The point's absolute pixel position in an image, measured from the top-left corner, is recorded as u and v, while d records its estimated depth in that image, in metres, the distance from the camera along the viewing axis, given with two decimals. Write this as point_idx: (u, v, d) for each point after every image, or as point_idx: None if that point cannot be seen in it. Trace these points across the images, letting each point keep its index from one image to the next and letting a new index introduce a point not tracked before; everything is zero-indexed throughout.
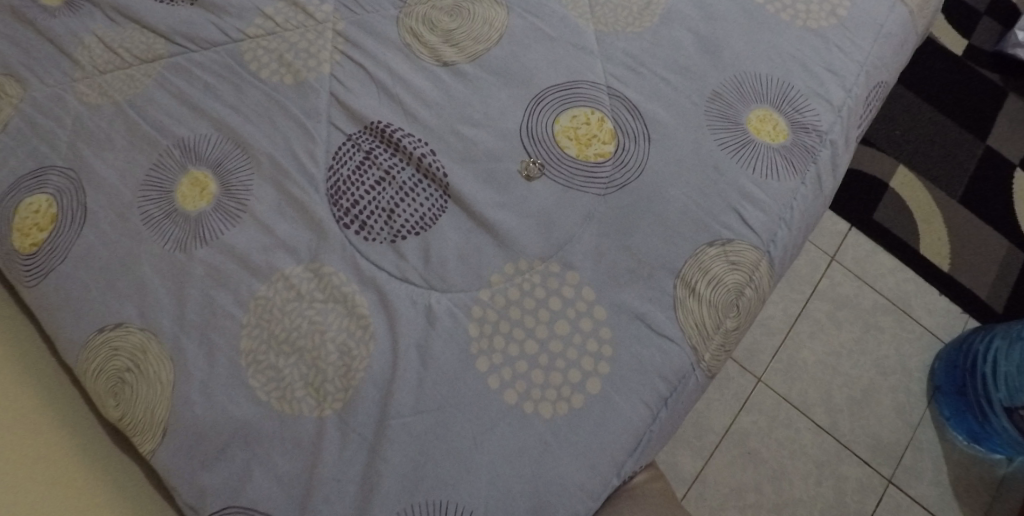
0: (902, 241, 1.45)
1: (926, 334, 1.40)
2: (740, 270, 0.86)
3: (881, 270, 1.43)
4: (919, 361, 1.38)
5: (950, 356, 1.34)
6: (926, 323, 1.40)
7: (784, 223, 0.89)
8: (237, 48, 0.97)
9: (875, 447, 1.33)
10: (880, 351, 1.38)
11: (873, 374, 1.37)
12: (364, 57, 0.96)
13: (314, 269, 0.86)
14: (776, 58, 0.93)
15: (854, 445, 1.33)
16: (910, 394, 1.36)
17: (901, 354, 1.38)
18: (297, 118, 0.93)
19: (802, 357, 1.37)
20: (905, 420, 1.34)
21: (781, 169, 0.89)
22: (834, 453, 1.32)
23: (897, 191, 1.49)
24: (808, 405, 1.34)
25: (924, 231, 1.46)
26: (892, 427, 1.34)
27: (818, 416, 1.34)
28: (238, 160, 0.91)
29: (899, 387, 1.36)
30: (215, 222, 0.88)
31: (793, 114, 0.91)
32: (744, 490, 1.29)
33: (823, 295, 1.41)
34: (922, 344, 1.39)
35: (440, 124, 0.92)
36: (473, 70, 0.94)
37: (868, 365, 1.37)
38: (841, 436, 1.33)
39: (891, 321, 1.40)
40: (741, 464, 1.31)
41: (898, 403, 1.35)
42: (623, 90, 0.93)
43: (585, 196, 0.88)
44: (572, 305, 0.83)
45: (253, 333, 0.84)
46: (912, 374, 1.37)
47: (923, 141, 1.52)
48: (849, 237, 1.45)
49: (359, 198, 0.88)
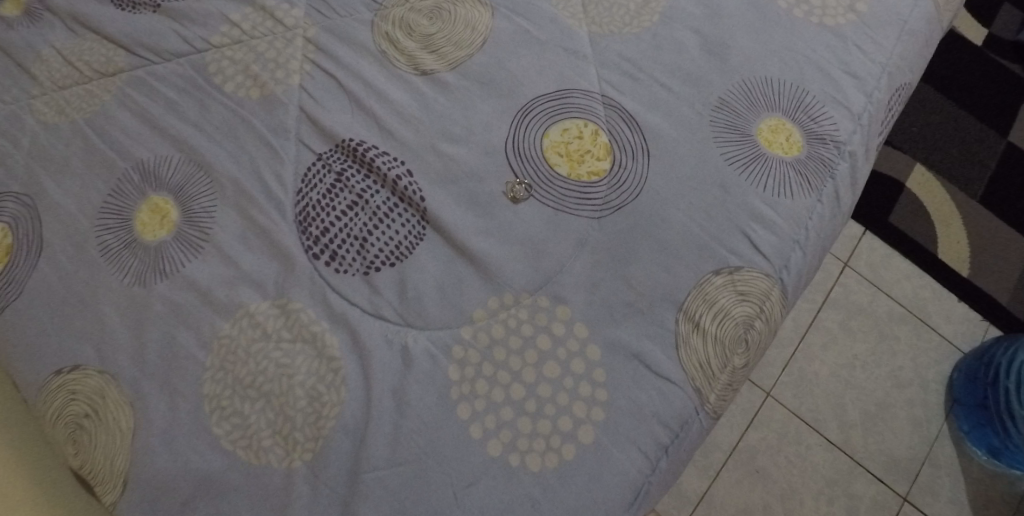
0: (920, 245, 1.35)
1: (945, 343, 1.30)
2: (750, 301, 0.78)
3: (897, 277, 1.33)
4: (937, 372, 1.28)
5: (970, 367, 1.24)
6: (943, 332, 1.30)
7: (798, 246, 0.80)
8: (201, 59, 0.90)
9: (890, 464, 1.24)
10: (896, 362, 1.28)
11: (888, 387, 1.27)
12: (336, 68, 0.88)
13: (282, 305, 0.79)
14: (789, 60, 0.83)
15: (868, 462, 1.24)
16: (927, 408, 1.26)
17: (918, 366, 1.28)
18: (263, 136, 0.85)
19: (814, 370, 1.28)
20: (921, 435, 1.25)
21: (795, 185, 0.80)
22: (845, 471, 1.23)
23: (914, 192, 1.38)
24: (820, 421, 1.25)
25: (943, 235, 1.36)
26: (907, 443, 1.25)
27: (829, 433, 1.25)
28: (200, 184, 0.84)
29: (916, 400, 1.27)
30: (176, 254, 0.81)
31: (809, 123, 0.82)
32: (752, 510, 1.21)
33: (835, 304, 1.31)
34: (940, 354, 1.29)
35: (418, 141, 0.84)
36: (455, 80, 0.86)
37: (884, 378, 1.28)
38: (854, 452, 1.24)
39: (909, 331, 1.30)
40: (750, 483, 1.22)
41: (915, 416, 1.26)
42: (619, 99, 0.84)
43: (577, 220, 0.80)
44: (562, 344, 0.76)
45: (217, 377, 0.78)
46: (929, 387, 1.27)
47: (950, 133, 1.42)
48: (864, 241, 1.35)
49: (330, 226, 0.80)
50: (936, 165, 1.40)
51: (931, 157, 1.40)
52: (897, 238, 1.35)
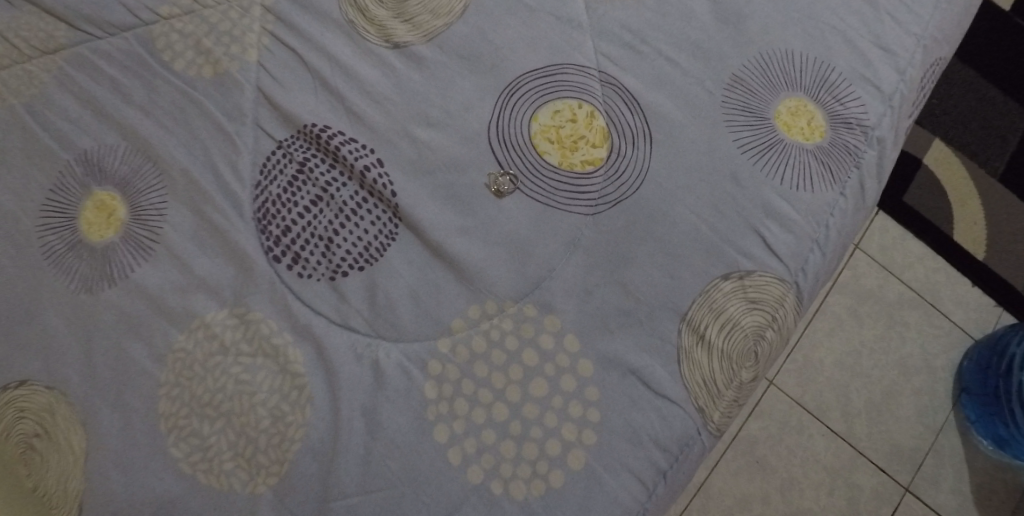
0: (934, 226, 1.22)
1: (956, 330, 1.19)
2: (762, 310, 0.69)
3: (909, 259, 1.21)
4: (945, 361, 1.17)
5: (982, 356, 1.14)
6: (955, 318, 1.19)
7: (817, 247, 0.71)
8: (149, 32, 0.80)
9: (892, 453, 1.14)
10: (904, 349, 1.17)
11: (896, 375, 1.16)
12: (297, 41, 0.78)
13: (240, 315, 0.71)
14: (813, 31, 0.73)
15: (870, 452, 1.14)
16: (934, 396, 1.16)
17: (927, 354, 1.18)
18: (217, 121, 0.76)
19: (819, 357, 1.17)
20: (926, 424, 1.15)
21: (816, 177, 0.71)
22: (847, 461, 1.13)
23: (930, 169, 1.25)
24: (823, 409, 1.15)
25: (959, 215, 1.23)
26: (912, 433, 1.15)
27: (832, 422, 1.14)
28: (149, 178, 0.75)
29: (923, 388, 1.16)
30: (125, 257, 0.73)
31: (834, 104, 0.72)
32: (750, 502, 1.11)
33: (842, 288, 1.19)
34: (950, 341, 1.18)
35: (389, 125, 0.75)
36: (432, 54, 0.77)
37: (890, 365, 1.17)
38: (857, 442, 1.14)
39: (918, 317, 1.19)
40: (750, 473, 1.12)
41: (921, 406, 1.16)
42: (621, 76, 0.75)
43: (569, 216, 0.71)
44: (550, 360, 0.68)
45: (173, 394, 0.71)
46: (937, 375, 1.17)
47: (979, 98, 1.27)
48: (877, 219, 1.23)
49: (291, 225, 0.72)
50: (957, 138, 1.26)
51: (960, 122, 1.27)
52: (910, 218, 1.22)
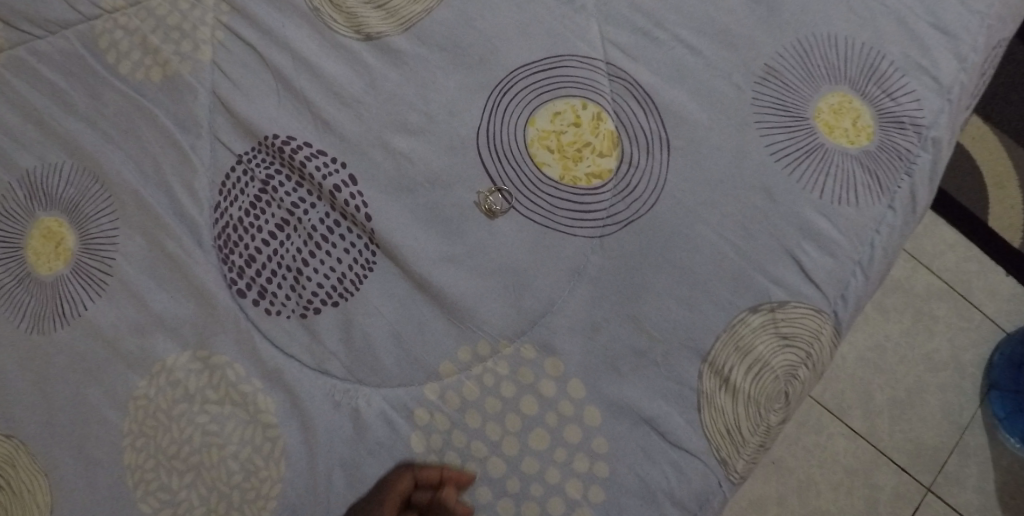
0: (967, 209, 1.05)
1: (987, 323, 1.03)
2: (796, 346, 0.60)
3: (937, 246, 1.05)
4: (974, 355, 1.02)
5: (1016, 350, 1.00)
6: (985, 310, 1.03)
7: (859, 270, 0.62)
8: (92, 29, 0.71)
9: (914, 452, 1.00)
10: (930, 343, 1.02)
11: (921, 371, 1.02)
12: (256, 35, 0.69)
13: (204, 358, 0.63)
14: (860, 10, 0.63)
15: (892, 452, 1.00)
16: (962, 394, 1.01)
17: (954, 347, 1.02)
18: (169, 133, 0.68)
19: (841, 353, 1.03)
20: (952, 422, 1.01)
21: (861, 188, 0.61)
22: (868, 461, 1.00)
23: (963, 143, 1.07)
24: (844, 407, 1.01)
25: (994, 198, 1.06)
26: (938, 431, 1.01)
27: (852, 420, 1.01)
28: (98, 201, 0.67)
29: (950, 385, 1.02)
30: (75, 292, 0.66)
31: (884, 99, 0.62)
32: (765, 503, 1.00)
33: None
34: (980, 335, 1.02)
35: (363, 133, 0.66)
36: (409, 46, 0.67)
37: (914, 360, 1.02)
38: (878, 441, 1.01)
39: (947, 309, 1.03)
40: (764, 474, 1.01)
41: (947, 404, 1.01)
42: (632, 69, 0.65)
43: (573, 240, 0.62)
44: (552, 408, 0.60)
45: (137, 445, 0.64)
46: (965, 370, 1.02)
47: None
48: None
49: (257, 254, 0.64)
50: (993, 112, 1.07)
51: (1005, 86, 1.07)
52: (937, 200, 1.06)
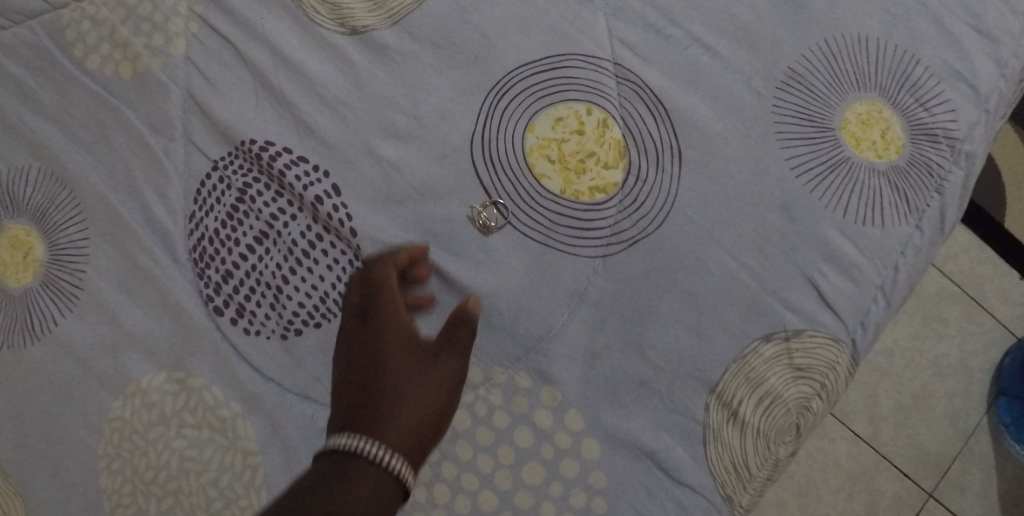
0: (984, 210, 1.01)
1: (998, 328, 0.97)
2: (810, 378, 0.56)
3: (950, 248, 0.99)
4: (983, 360, 0.97)
5: None
6: (998, 314, 0.97)
7: (880, 295, 0.57)
8: (58, 19, 0.66)
9: (917, 457, 0.94)
10: (938, 348, 0.96)
11: (927, 375, 0.96)
12: (233, 29, 0.64)
13: (180, 380, 0.60)
14: (893, 9, 0.58)
15: (895, 457, 0.94)
16: (969, 400, 0.96)
17: (963, 352, 0.97)
18: (139, 135, 0.63)
19: None
20: (957, 428, 0.95)
21: (887, 207, 0.57)
22: (869, 467, 0.94)
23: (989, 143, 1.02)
24: (848, 411, 0.95)
25: (1012, 201, 1.02)
26: (943, 436, 0.95)
27: (856, 426, 0.95)
28: (67, 208, 0.63)
29: (957, 390, 0.96)
30: (45, 307, 0.62)
31: (916, 109, 0.57)
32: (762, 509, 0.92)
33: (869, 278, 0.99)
34: (991, 339, 0.97)
35: (348, 140, 0.61)
36: (398, 42, 0.61)
37: (921, 364, 0.96)
38: (881, 446, 0.94)
39: (959, 312, 0.97)
40: None
41: (953, 409, 0.95)
42: (642, 70, 0.59)
43: (573, 260, 0.57)
44: (547, 440, 0.56)
45: (113, 469, 0.60)
46: (973, 376, 0.96)
47: None
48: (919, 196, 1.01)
49: (234, 269, 0.60)
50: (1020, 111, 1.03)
51: None
52: None
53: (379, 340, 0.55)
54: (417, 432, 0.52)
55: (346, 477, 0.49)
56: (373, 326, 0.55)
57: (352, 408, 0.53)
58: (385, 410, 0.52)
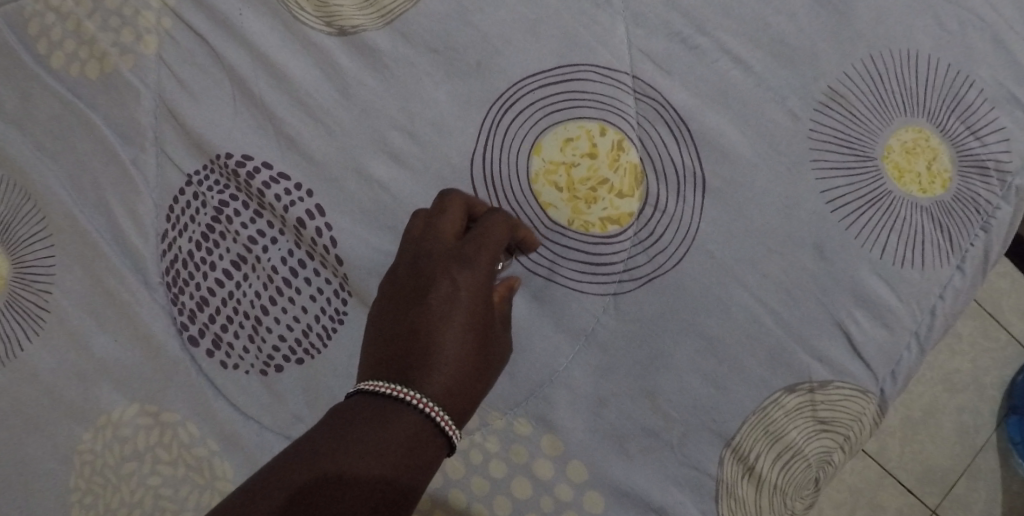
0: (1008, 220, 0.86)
1: (1012, 345, 0.83)
2: (834, 431, 0.51)
3: None
4: (996, 377, 0.83)
5: None
6: (1012, 329, 0.83)
7: (914, 342, 0.52)
8: (20, 10, 0.60)
9: (924, 475, 0.81)
10: (950, 363, 0.83)
11: (936, 390, 0.82)
12: (210, 27, 0.57)
13: (153, 414, 0.56)
14: (948, 23, 0.51)
15: (900, 473, 0.81)
16: (978, 418, 0.82)
17: (975, 368, 0.83)
18: (110, 145, 0.58)
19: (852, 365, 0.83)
20: (965, 447, 0.81)
21: (928, 247, 0.51)
22: (873, 482, 0.80)
23: None
24: None
25: None
26: (950, 453, 0.81)
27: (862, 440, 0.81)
28: (31, 223, 0.59)
29: (967, 407, 0.82)
30: (9, 330, 0.58)
31: (967, 137, 0.51)
32: None
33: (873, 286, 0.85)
34: (1004, 357, 0.83)
35: (335, 157, 0.55)
36: (391, 46, 0.55)
37: (930, 377, 0.82)
38: (886, 461, 0.81)
39: (971, 327, 0.83)
40: None
41: (962, 426, 0.81)
42: (664, 86, 0.53)
43: (581, 299, 0.53)
44: (548, 491, 0.52)
45: (85, 503, 0.56)
46: (985, 393, 0.82)
47: None
48: None
49: (210, 294, 0.56)
50: None
51: None
52: None
53: (462, 279, 0.46)
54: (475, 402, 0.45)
55: (397, 423, 0.42)
56: (469, 258, 0.47)
57: (415, 341, 0.45)
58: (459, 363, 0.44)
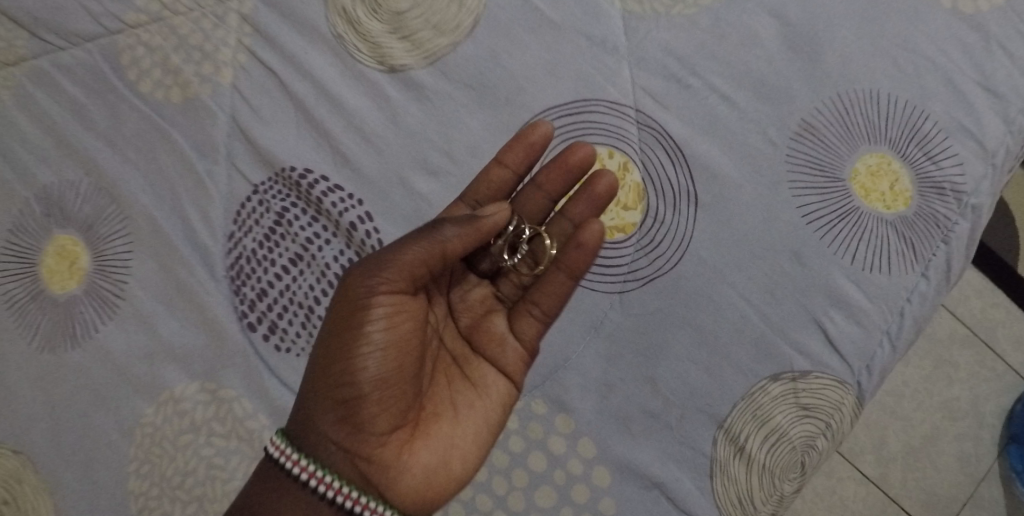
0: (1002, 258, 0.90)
1: (1010, 375, 0.86)
2: (816, 417, 0.58)
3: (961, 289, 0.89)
4: (996, 405, 0.85)
5: None
6: (1009, 359, 0.86)
7: (886, 340, 0.59)
8: (113, 43, 0.70)
9: (927, 502, 0.84)
10: (948, 391, 0.86)
11: (937, 418, 0.85)
12: (279, 61, 0.67)
13: (211, 391, 0.63)
14: (905, 67, 0.60)
15: (904, 500, 0.84)
16: (980, 447, 0.84)
17: (975, 396, 0.86)
18: (187, 158, 0.67)
19: None
20: (968, 475, 0.84)
21: (894, 256, 0.58)
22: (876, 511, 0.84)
23: None
24: (855, 451, 0.85)
25: None
26: (952, 480, 0.84)
27: (864, 466, 0.85)
28: (113, 222, 0.67)
29: (968, 435, 0.85)
30: (88, 314, 0.66)
31: (925, 162, 0.59)
32: None
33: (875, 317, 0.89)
34: (1002, 386, 0.86)
35: (384, 173, 0.64)
36: (433, 81, 0.65)
37: (931, 405, 0.85)
38: (889, 488, 0.84)
39: (969, 355, 0.86)
40: None
41: (964, 454, 0.84)
42: (663, 118, 0.62)
43: (591, 295, 0.61)
44: (560, 466, 0.59)
45: (143, 472, 0.63)
46: (984, 421, 0.85)
47: None
48: None
49: (268, 287, 0.64)
50: None
51: None
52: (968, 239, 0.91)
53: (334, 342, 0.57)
54: (363, 448, 0.54)
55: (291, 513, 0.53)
56: None
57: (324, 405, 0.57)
58: (322, 410, 0.54)
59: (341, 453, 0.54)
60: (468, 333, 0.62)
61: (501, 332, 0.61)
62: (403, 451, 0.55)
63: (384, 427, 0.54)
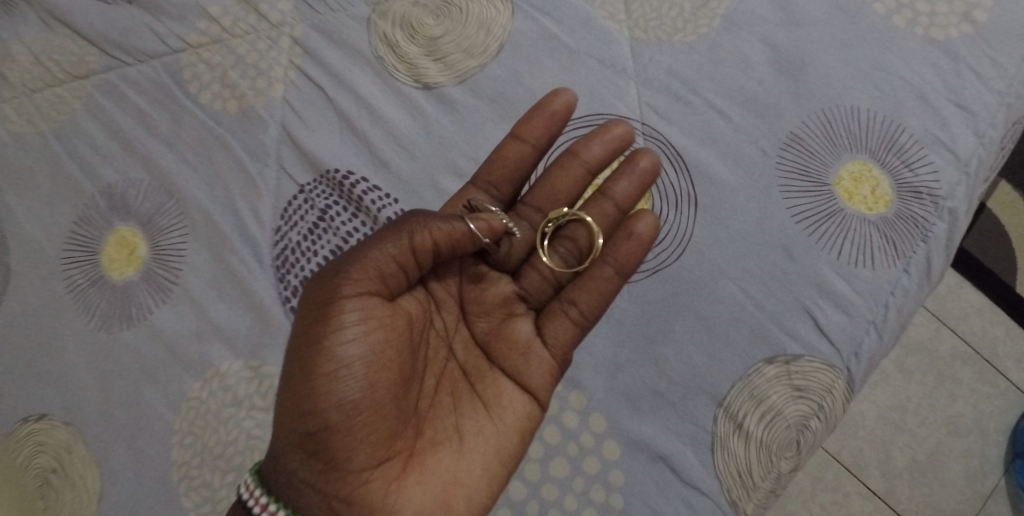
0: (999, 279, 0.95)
1: (1012, 391, 0.91)
2: (809, 399, 0.63)
3: (960, 307, 0.93)
4: (999, 421, 0.90)
5: None
6: (1010, 377, 0.91)
7: (873, 329, 0.64)
8: (177, 60, 0.78)
9: None
10: (951, 407, 0.90)
11: (941, 433, 0.89)
12: (325, 77, 0.75)
13: (255, 368, 0.69)
14: (883, 86, 0.67)
15: None
16: (985, 462, 0.89)
17: (977, 412, 0.90)
18: (239, 160, 0.75)
19: (860, 411, 0.91)
20: (974, 491, 0.88)
21: (877, 252, 0.65)
22: None
23: None
24: (861, 465, 0.89)
25: None
26: (958, 495, 0.88)
27: (870, 480, 0.89)
28: (171, 216, 0.74)
29: (973, 450, 0.89)
30: (144, 297, 0.72)
31: (903, 170, 0.66)
32: None
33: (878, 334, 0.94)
34: (1004, 403, 0.90)
35: (418, 175, 0.71)
36: (462, 97, 0.73)
37: (935, 421, 0.90)
38: (895, 503, 0.88)
39: (971, 373, 0.91)
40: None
41: (970, 470, 0.88)
42: (666, 130, 0.69)
43: None
44: (573, 438, 0.64)
45: (186, 442, 0.68)
46: (988, 438, 0.89)
47: None
48: None
49: (310, 274, 0.70)
50: None
51: None
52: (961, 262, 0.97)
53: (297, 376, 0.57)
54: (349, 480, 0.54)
55: None
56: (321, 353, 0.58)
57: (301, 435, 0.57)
58: (296, 447, 0.54)
59: (325, 491, 0.54)
60: (486, 339, 0.63)
61: (525, 338, 0.62)
62: (393, 482, 0.55)
63: (367, 463, 0.54)
